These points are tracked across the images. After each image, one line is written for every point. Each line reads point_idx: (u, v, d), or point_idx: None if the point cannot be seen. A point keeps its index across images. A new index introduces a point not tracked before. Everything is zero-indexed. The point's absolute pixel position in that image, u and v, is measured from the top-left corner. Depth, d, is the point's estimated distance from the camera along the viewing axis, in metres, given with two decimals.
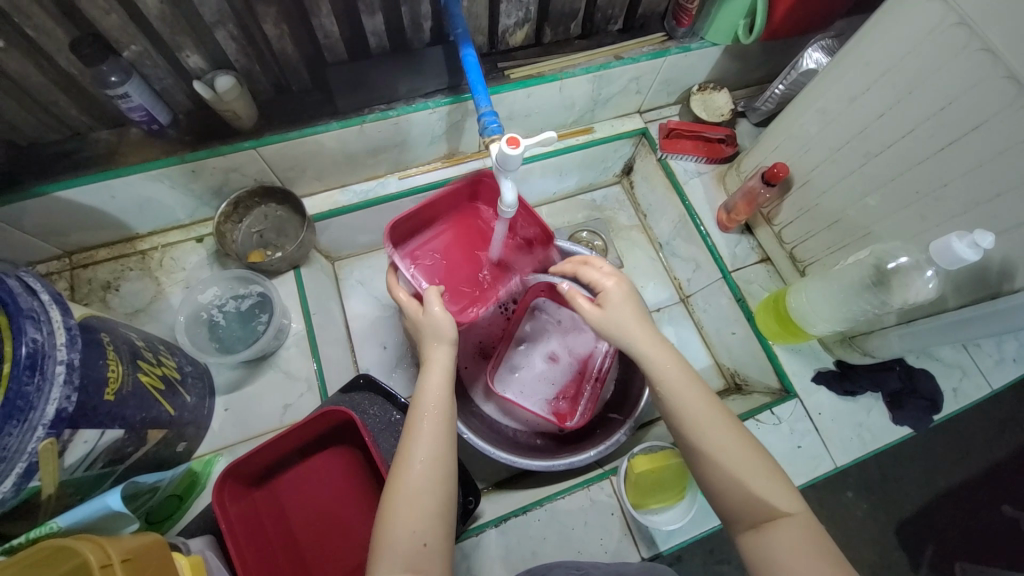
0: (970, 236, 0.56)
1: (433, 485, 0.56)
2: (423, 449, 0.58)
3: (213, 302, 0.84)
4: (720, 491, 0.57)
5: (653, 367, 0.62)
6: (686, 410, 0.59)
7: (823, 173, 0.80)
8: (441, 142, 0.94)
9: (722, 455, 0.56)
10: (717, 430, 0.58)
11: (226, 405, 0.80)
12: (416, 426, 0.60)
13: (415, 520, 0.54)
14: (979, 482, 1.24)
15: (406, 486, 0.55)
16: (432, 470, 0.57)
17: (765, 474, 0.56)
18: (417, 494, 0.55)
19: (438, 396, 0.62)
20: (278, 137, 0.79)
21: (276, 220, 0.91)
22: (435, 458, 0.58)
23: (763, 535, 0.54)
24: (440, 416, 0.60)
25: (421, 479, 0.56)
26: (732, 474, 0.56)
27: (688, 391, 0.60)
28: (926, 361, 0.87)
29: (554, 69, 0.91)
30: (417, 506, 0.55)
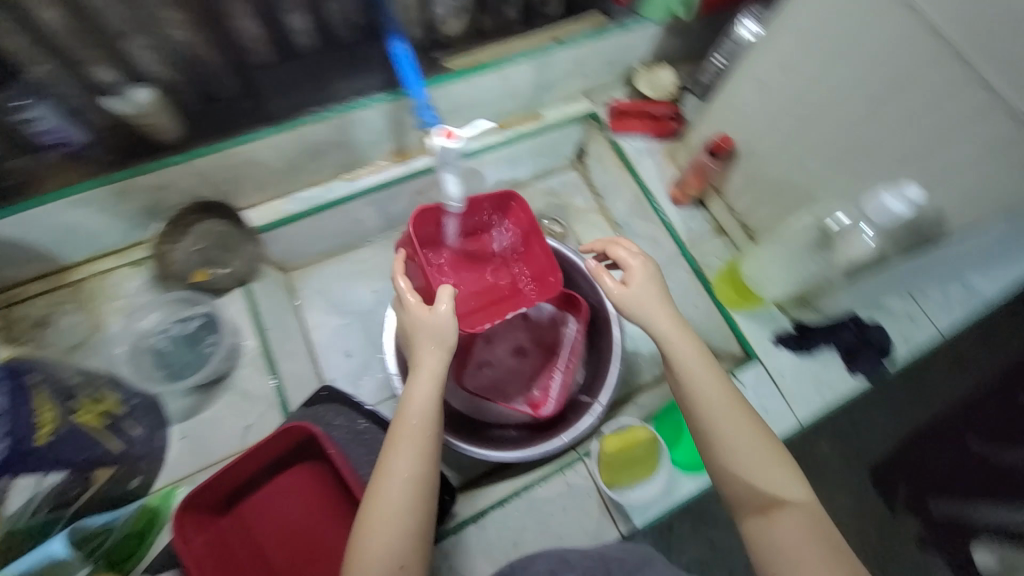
0: (901, 189, 0.59)
1: (415, 505, 0.56)
2: (406, 464, 0.57)
3: (155, 328, 0.82)
4: (727, 476, 0.60)
5: (675, 354, 0.63)
6: (704, 398, 0.61)
7: (765, 141, 0.81)
8: (386, 138, 0.90)
9: (731, 441, 0.59)
10: (729, 417, 0.60)
11: (181, 434, 0.77)
12: (399, 440, 0.59)
13: (392, 537, 0.54)
14: (946, 422, 1.28)
15: (387, 503, 0.56)
16: (416, 490, 0.57)
17: (772, 464, 0.59)
18: (397, 510, 0.55)
19: (426, 407, 0.61)
20: (211, 150, 0.76)
21: (219, 236, 0.85)
22: (418, 477, 0.57)
23: (768, 520, 0.57)
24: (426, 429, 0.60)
25: (402, 495, 0.56)
26: (737, 459, 0.59)
27: (704, 380, 0.62)
28: (876, 312, 0.89)
29: (493, 57, 0.89)
30: (392, 521, 0.55)
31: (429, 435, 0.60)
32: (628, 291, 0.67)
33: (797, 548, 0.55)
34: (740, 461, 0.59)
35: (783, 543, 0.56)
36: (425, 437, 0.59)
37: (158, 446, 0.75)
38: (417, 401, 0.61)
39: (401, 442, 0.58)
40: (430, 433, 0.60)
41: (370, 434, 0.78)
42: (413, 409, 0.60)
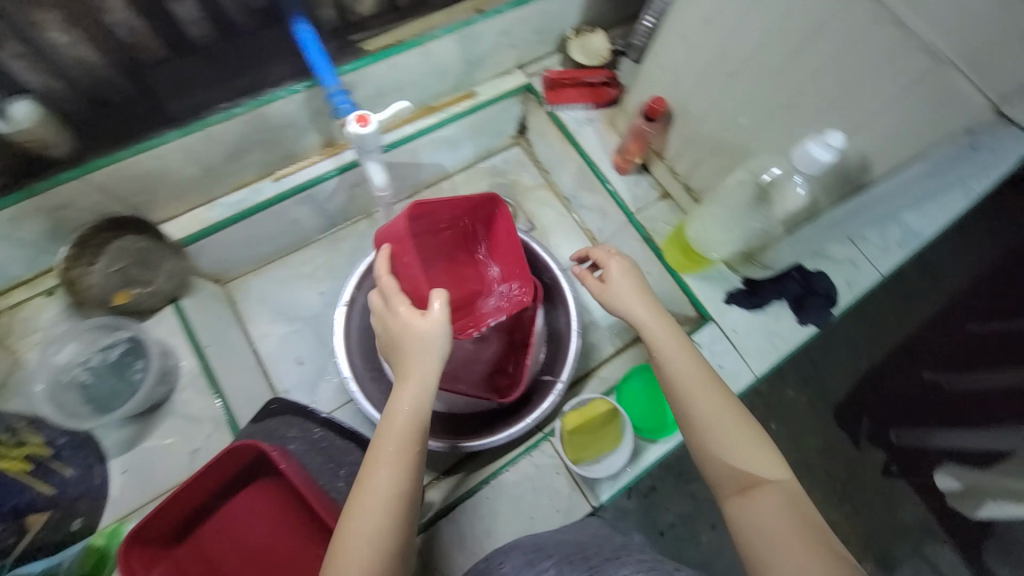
0: (823, 137, 0.59)
1: (393, 520, 0.53)
2: (385, 476, 0.55)
3: (75, 362, 0.75)
4: (706, 453, 0.60)
5: (653, 339, 0.67)
6: (684, 375, 0.63)
7: (696, 101, 0.80)
8: (311, 131, 0.85)
9: (708, 418, 0.60)
10: (706, 394, 0.62)
11: (123, 468, 0.74)
12: (382, 453, 0.56)
13: (369, 554, 0.52)
14: (898, 355, 1.35)
15: (364, 516, 0.53)
16: (396, 505, 0.54)
17: (750, 441, 0.59)
18: (374, 523, 0.53)
19: (415, 417, 0.59)
20: (109, 159, 0.69)
21: (138, 253, 0.78)
22: (398, 491, 0.54)
23: (749, 498, 0.56)
24: (408, 439, 0.57)
25: (380, 508, 0.53)
26: (715, 435, 0.60)
27: (682, 360, 0.65)
28: (820, 262, 0.92)
29: (413, 35, 0.85)
30: (371, 540, 0.52)
31: (412, 448, 0.57)
32: (610, 287, 0.73)
33: (780, 524, 0.53)
34: (717, 437, 0.59)
35: (764, 520, 0.54)
36: (407, 450, 0.57)
37: (99, 482, 0.72)
38: (399, 411, 0.58)
39: (380, 455, 0.56)
40: (412, 444, 0.57)
41: (328, 442, 0.77)
42: (394, 419, 0.58)
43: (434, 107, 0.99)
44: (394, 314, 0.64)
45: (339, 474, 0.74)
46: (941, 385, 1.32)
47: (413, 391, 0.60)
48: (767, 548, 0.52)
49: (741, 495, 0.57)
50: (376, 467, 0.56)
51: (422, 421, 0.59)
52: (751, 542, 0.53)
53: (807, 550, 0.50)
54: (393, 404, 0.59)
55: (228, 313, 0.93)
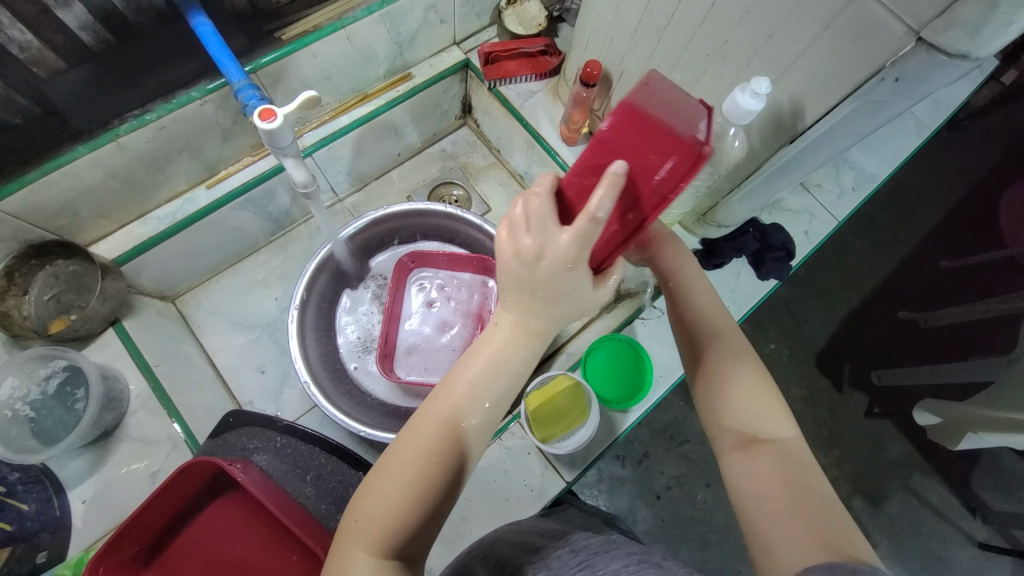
0: (750, 86, 0.55)
1: (427, 495, 0.44)
2: (427, 447, 0.45)
3: (13, 396, 0.70)
4: (714, 405, 0.53)
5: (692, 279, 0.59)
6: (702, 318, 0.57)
7: (631, 60, 0.77)
8: (239, 132, 0.81)
9: (718, 367, 0.54)
10: (720, 338, 0.55)
11: (82, 498, 0.70)
12: (432, 415, 0.46)
13: (392, 526, 0.43)
14: (872, 298, 1.35)
15: (397, 486, 0.44)
16: (437, 477, 0.44)
17: (763, 395, 0.52)
18: (401, 494, 0.44)
19: (484, 389, 0.46)
20: (16, 184, 0.64)
21: (70, 278, 0.77)
22: (439, 463, 0.44)
23: (750, 456, 0.49)
24: (468, 404, 0.46)
25: (411, 480, 0.44)
26: (728, 385, 0.53)
27: (708, 305, 0.57)
28: (776, 214, 0.91)
29: (330, 18, 0.80)
30: (405, 507, 0.43)
31: (467, 420, 0.46)
32: None
33: (782, 491, 0.46)
34: (724, 389, 0.53)
35: (761, 483, 0.47)
36: (460, 417, 0.46)
37: (59, 514, 0.68)
38: (461, 374, 0.47)
39: (427, 423, 0.46)
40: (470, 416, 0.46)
41: (292, 448, 0.75)
42: (454, 385, 0.47)
43: (369, 94, 0.95)
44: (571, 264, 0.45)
45: (306, 478, 0.73)
46: (917, 323, 1.32)
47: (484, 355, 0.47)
48: (762, 518, 0.45)
49: (740, 453, 0.50)
50: (419, 436, 0.45)
51: (486, 392, 0.47)
52: (746, 508, 0.47)
53: (806, 524, 0.43)
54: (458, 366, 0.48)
55: (180, 329, 0.90)
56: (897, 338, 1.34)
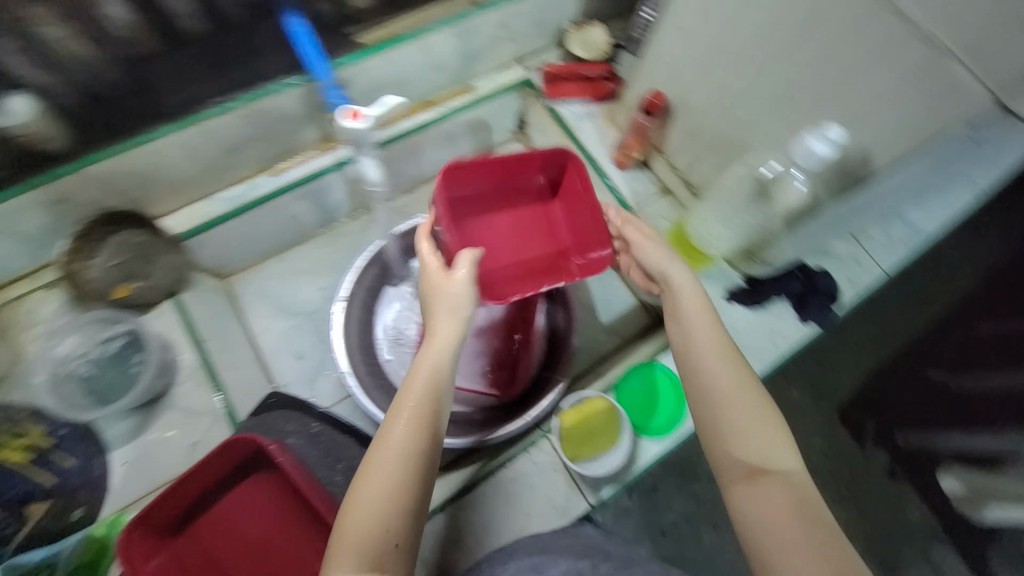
0: (823, 132, 0.59)
1: (408, 470, 0.54)
2: (404, 429, 0.56)
3: (73, 354, 0.75)
4: (720, 434, 0.59)
5: (685, 300, 0.65)
6: (698, 344, 0.63)
7: (694, 95, 0.80)
8: (309, 125, 0.85)
9: (726, 398, 0.59)
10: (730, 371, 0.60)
11: (124, 459, 0.73)
12: (399, 411, 0.57)
13: (384, 503, 0.53)
14: (906, 353, 1.33)
15: (382, 467, 0.54)
16: (412, 455, 0.55)
17: (767, 426, 0.58)
18: (387, 474, 0.54)
19: (436, 381, 0.59)
20: (103, 153, 0.69)
21: (138, 247, 0.78)
22: (416, 444, 0.56)
23: (756, 486, 0.56)
24: (433, 389, 0.58)
25: (394, 461, 0.54)
26: (736, 417, 0.58)
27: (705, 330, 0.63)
28: (824, 260, 0.90)
29: (410, 28, 0.84)
30: (393, 490, 0.53)
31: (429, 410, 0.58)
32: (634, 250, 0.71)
33: (787, 519, 0.54)
34: (732, 422, 0.58)
35: (768, 512, 0.54)
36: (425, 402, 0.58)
37: (100, 474, 0.71)
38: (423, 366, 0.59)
39: (401, 411, 0.57)
40: (437, 398, 0.59)
41: (326, 436, 0.77)
42: (417, 375, 0.59)
43: (433, 101, 0.98)
44: (439, 273, 0.64)
45: (336, 468, 0.74)
46: (947, 386, 1.30)
47: (439, 347, 0.61)
48: (772, 543, 0.53)
49: (747, 482, 0.56)
50: (397, 422, 0.57)
51: (444, 380, 0.59)
52: (755, 533, 0.54)
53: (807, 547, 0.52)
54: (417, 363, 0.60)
55: (228, 307, 0.93)
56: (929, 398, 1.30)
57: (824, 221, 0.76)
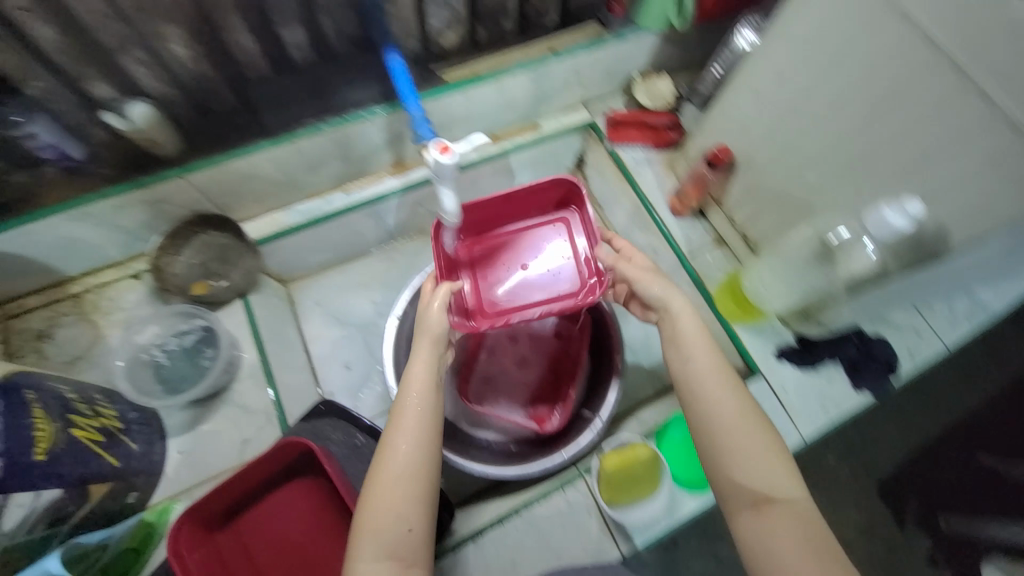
0: (900, 206, 0.60)
1: (413, 477, 0.57)
2: (401, 434, 0.59)
3: (153, 342, 0.82)
4: (724, 462, 0.57)
5: (682, 326, 0.64)
6: (698, 368, 0.61)
7: (762, 153, 0.81)
8: (385, 151, 0.90)
9: (726, 426, 0.58)
10: (728, 398, 0.59)
11: (180, 448, 0.76)
12: (397, 417, 0.61)
13: (393, 507, 0.56)
14: (954, 433, 1.25)
15: (387, 477, 0.57)
16: (414, 463, 0.58)
17: (769, 449, 0.57)
18: (395, 483, 0.56)
19: (423, 385, 0.62)
20: (207, 162, 0.75)
21: (219, 249, 0.84)
22: (418, 452, 0.59)
23: (763, 515, 0.55)
24: (426, 398, 0.62)
25: (396, 464, 0.57)
26: (739, 445, 0.57)
27: (701, 354, 0.62)
28: (881, 327, 0.88)
29: (490, 69, 0.89)
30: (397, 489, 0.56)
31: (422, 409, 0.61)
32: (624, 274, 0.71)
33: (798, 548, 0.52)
34: (733, 450, 0.57)
35: (777, 543, 0.53)
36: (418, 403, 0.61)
37: (157, 460, 0.73)
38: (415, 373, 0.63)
39: (400, 422, 0.60)
40: (429, 407, 0.61)
41: (369, 449, 0.78)
42: (410, 389, 0.62)
43: (499, 136, 1.03)
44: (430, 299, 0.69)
45: None
46: (1001, 475, 1.20)
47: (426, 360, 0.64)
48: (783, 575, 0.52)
49: (754, 511, 0.55)
50: (397, 433, 0.59)
51: (434, 391, 0.63)
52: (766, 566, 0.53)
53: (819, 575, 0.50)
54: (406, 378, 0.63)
55: (287, 312, 0.98)
56: (981, 488, 1.20)
57: (888, 287, 0.76)
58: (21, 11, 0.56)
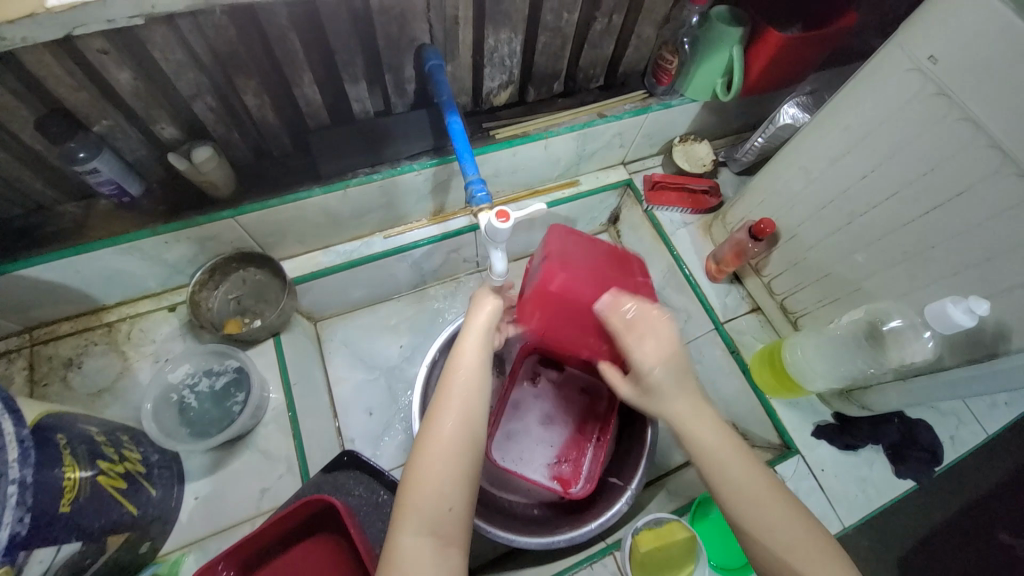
0: (966, 303, 0.59)
1: (462, 456, 0.53)
2: (454, 420, 0.54)
3: (184, 381, 0.80)
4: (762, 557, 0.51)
5: (685, 421, 0.57)
6: (716, 456, 0.55)
7: (808, 230, 0.81)
8: (427, 200, 0.92)
9: (758, 517, 0.51)
10: (755, 488, 0.53)
11: (196, 494, 0.75)
12: (446, 402, 0.55)
13: (440, 487, 0.51)
14: (972, 509, 1.15)
15: (432, 456, 0.52)
16: (465, 440, 0.54)
17: (811, 537, 0.50)
18: (444, 461, 0.52)
19: (473, 370, 0.58)
20: (259, 206, 0.76)
21: (255, 284, 0.88)
22: (467, 428, 0.54)
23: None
24: (477, 374, 0.58)
25: (447, 449, 0.53)
26: (773, 538, 0.50)
27: (719, 440, 0.56)
28: (923, 411, 0.87)
29: (539, 128, 0.90)
30: (450, 469, 0.52)
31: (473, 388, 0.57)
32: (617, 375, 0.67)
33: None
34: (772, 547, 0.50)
35: None
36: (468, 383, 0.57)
37: (173, 505, 0.71)
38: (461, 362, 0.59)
39: (451, 395, 0.56)
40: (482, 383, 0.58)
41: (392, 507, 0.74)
42: (462, 362, 0.58)
43: (538, 190, 1.04)
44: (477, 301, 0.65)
45: None
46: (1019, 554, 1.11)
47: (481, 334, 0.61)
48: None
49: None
50: (447, 407, 0.55)
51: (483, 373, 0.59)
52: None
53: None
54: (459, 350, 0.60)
55: (313, 350, 0.97)
56: (1005, 574, 1.10)
57: (937, 374, 0.73)
58: (101, 54, 0.56)
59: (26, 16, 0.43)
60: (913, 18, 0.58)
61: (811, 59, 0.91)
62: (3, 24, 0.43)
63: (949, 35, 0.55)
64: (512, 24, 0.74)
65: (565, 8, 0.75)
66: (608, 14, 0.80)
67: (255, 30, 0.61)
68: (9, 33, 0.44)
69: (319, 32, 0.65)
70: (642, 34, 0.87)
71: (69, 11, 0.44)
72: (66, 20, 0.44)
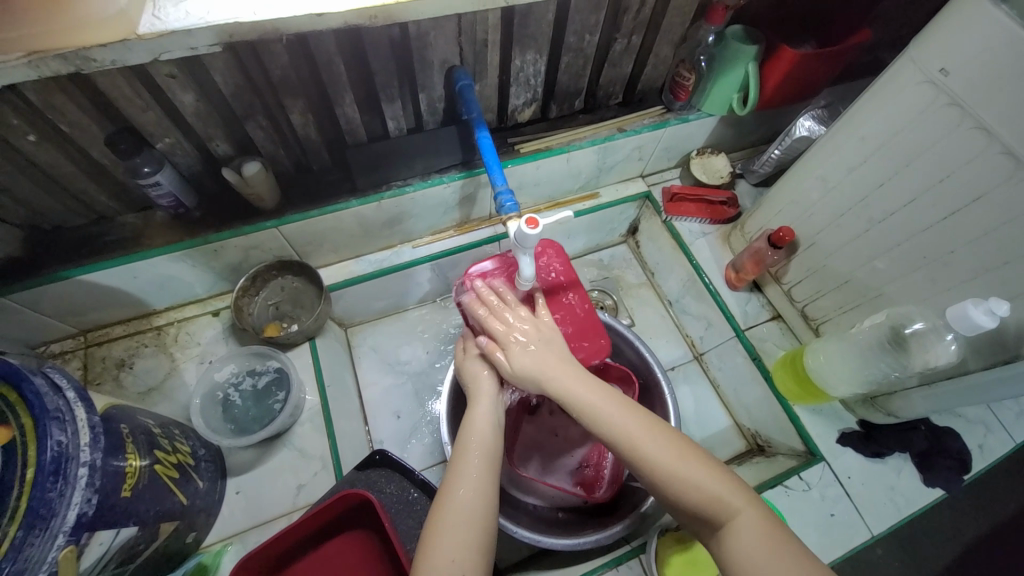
0: (986, 304, 0.60)
1: (476, 520, 0.56)
2: (468, 489, 0.59)
3: (229, 380, 0.86)
4: (663, 487, 0.55)
5: (563, 390, 0.61)
6: (598, 409, 0.59)
7: (827, 237, 0.83)
8: (454, 211, 0.96)
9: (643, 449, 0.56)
10: (632, 420, 0.58)
11: (237, 488, 0.79)
12: (463, 470, 0.61)
13: (455, 552, 0.54)
14: (1009, 525, 1.12)
15: (446, 521, 0.56)
16: (477, 503, 0.58)
17: (698, 467, 0.54)
18: (459, 528, 0.55)
19: (485, 439, 0.64)
20: (301, 217, 0.81)
21: (292, 291, 0.93)
22: (479, 491, 0.59)
23: (725, 534, 0.51)
24: (485, 440, 0.64)
25: (462, 519, 0.56)
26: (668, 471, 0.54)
27: (595, 396, 0.60)
28: (950, 419, 0.86)
29: (562, 142, 0.94)
30: (459, 537, 0.55)
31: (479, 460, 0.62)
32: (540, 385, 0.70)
33: (768, 552, 0.48)
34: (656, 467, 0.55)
35: (751, 545, 0.49)
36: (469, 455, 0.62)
37: (218, 498, 0.76)
38: (469, 436, 0.64)
39: (466, 458, 0.62)
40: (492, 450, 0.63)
41: (422, 506, 0.75)
42: (474, 428, 0.65)
43: (561, 202, 1.08)
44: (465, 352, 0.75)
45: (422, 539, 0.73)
46: None
47: (491, 402, 0.68)
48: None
49: (716, 535, 0.52)
50: (460, 475, 0.60)
51: (494, 433, 0.65)
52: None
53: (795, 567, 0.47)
54: (471, 418, 0.66)
55: (344, 355, 1.01)
56: None
57: (959, 378, 0.74)
58: (169, 78, 0.61)
59: (117, 41, 0.49)
60: (922, 33, 0.61)
61: (824, 75, 0.94)
62: (97, 48, 0.48)
63: (958, 49, 0.57)
64: (538, 46, 0.79)
65: (587, 30, 0.80)
66: (627, 35, 0.84)
67: (305, 55, 0.67)
68: (100, 56, 0.49)
69: (361, 56, 0.71)
70: (660, 53, 0.91)
71: (157, 37, 0.50)
72: (153, 46, 0.50)
